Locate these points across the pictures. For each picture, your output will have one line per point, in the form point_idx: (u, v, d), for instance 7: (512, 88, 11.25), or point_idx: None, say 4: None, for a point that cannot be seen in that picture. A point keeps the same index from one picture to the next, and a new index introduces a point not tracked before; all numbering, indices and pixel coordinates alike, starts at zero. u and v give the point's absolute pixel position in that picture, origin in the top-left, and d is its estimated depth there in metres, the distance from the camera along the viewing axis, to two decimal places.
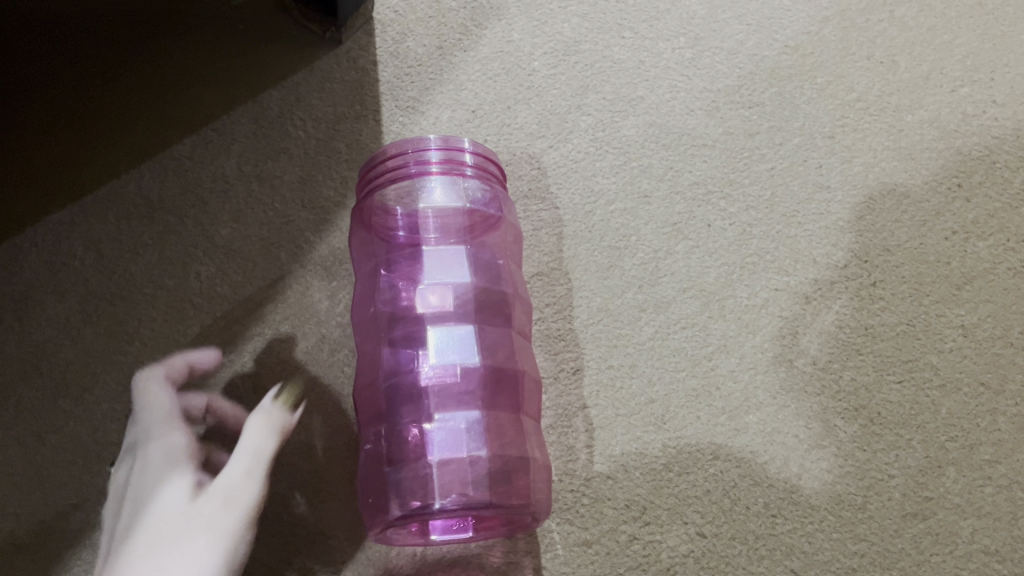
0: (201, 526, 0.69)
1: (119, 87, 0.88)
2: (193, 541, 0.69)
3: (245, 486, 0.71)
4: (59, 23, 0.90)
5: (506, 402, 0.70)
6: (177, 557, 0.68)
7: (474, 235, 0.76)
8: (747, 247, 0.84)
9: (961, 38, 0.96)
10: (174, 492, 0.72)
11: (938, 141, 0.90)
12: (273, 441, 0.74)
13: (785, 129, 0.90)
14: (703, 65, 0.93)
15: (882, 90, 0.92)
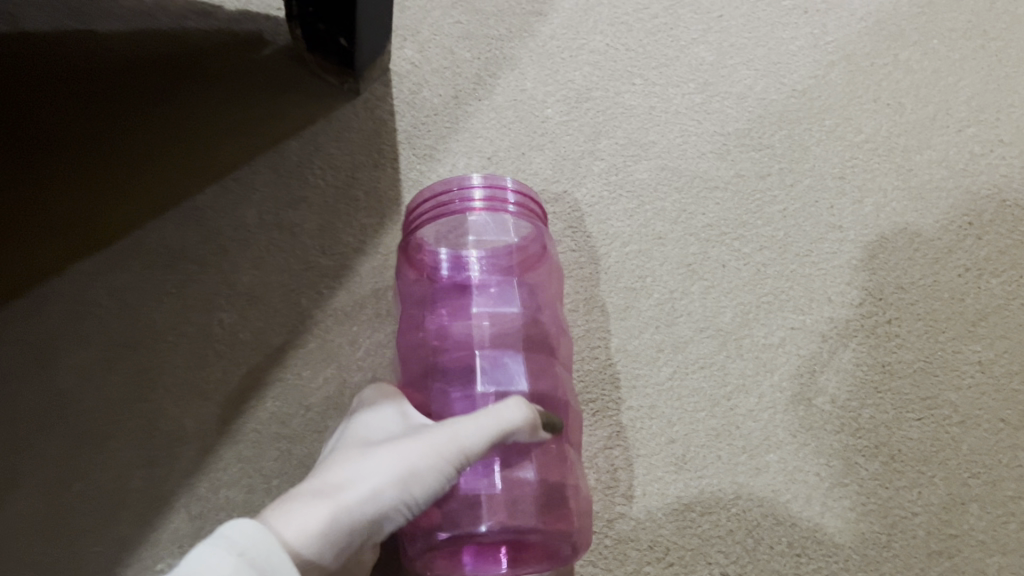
0: (406, 442, 0.58)
1: (142, 139, 0.89)
2: (390, 455, 0.57)
3: (472, 425, 0.59)
4: (82, 78, 0.92)
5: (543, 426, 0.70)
6: (372, 464, 0.57)
7: (512, 271, 0.77)
8: (762, 287, 0.85)
9: (965, 81, 0.97)
10: (391, 411, 0.65)
11: (947, 181, 0.91)
12: (500, 411, 0.60)
13: (795, 171, 0.91)
14: (714, 108, 0.95)
15: (889, 131, 0.94)
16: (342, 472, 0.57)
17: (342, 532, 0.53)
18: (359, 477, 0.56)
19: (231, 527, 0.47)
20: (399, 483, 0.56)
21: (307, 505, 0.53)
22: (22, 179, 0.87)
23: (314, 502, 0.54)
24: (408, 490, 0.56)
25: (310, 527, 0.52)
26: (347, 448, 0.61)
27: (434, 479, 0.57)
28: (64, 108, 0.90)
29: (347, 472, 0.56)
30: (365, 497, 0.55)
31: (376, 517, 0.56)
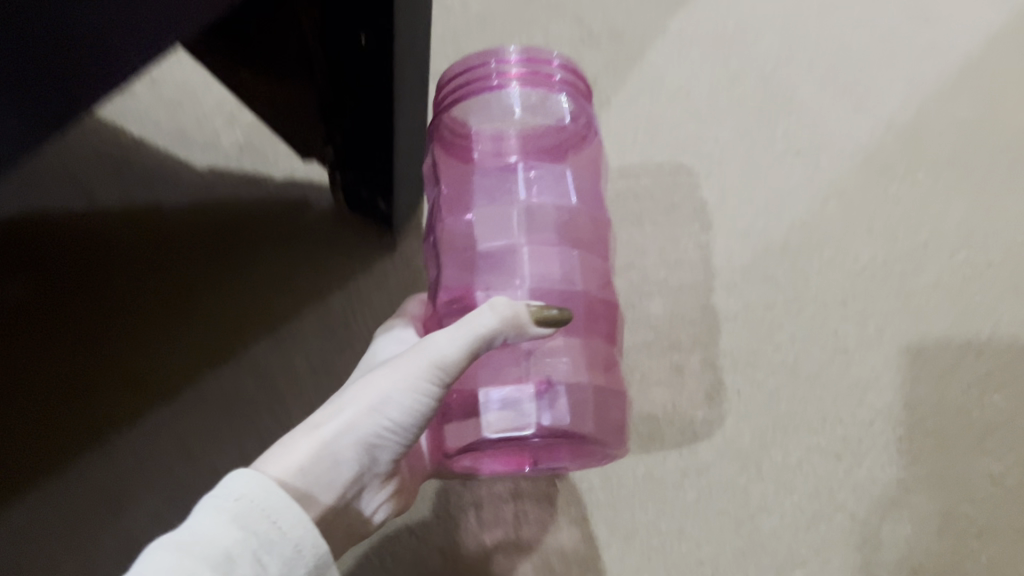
0: (382, 368, 0.61)
1: (187, 300, 0.98)
2: (369, 383, 0.61)
3: (444, 341, 0.59)
4: (146, 237, 1.01)
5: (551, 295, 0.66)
6: (352, 391, 0.62)
7: (552, 150, 0.74)
8: (777, 412, 0.91)
9: (954, 206, 1.03)
10: None
11: (944, 304, 0.97)
12: (474, 321, 0.58)
13: (800, 299, 0.97)
14: (717, 254, 0.99)
15: (885, 259, 0.99)
16: (330, 403, 0.62)
17: (329, 462, 0.60)
18: (339, 411, 0.61)
19: (231, 479, 0.55)
20: (375, 409, 0.60)
21: (295, 437, 0.60)
22: (80, 352, 0.95)
23: (299, 438, 0.60)
24: (386, 416, 0.61)
25: (292, 464, 0.58)
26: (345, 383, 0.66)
27: (412, 404, 0.60)
28: (131, 266, 1.00)
29: (330, 405, 0.62)
30: (344, 424, 0.60)
31: (360, 445, 0.61)
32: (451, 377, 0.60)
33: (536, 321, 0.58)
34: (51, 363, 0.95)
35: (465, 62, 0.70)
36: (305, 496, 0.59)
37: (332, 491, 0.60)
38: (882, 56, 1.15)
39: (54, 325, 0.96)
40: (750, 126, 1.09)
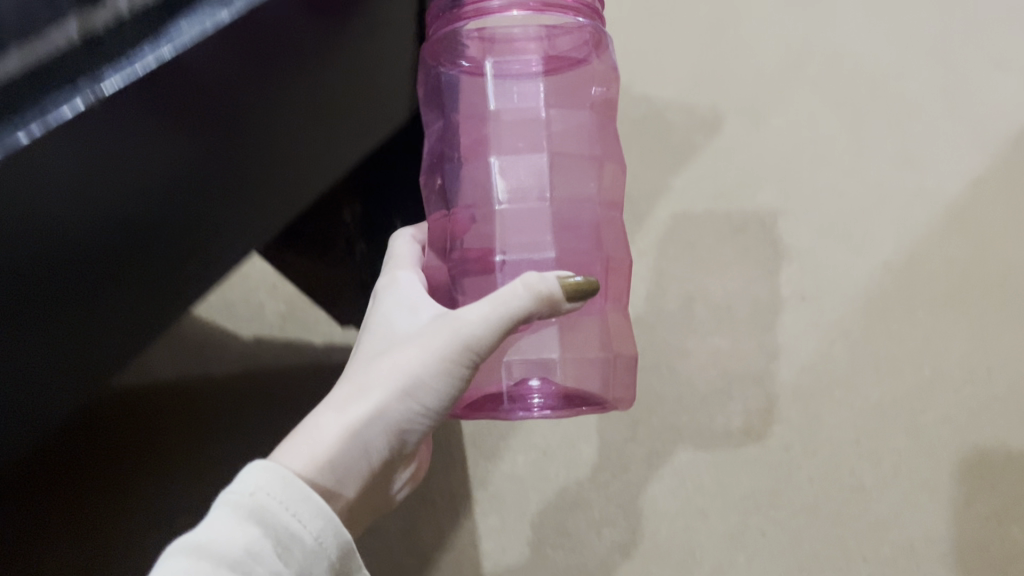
0: (407, 346, 0.54)
1: (240, 453, 1.00)
2: (394, 362, 0.54)
3: (475, 317, 0.52)
4: (184, 401, 1.03)
5: (550, 247, 0.59)
6: (376, 370, 0.54)
7: (568, 72, 0.64)
8: (802, 552, 0.95)
9: (956, 342, 1.04)
10: (405, 294, 0.60)
11: (952, 438, 0.99)
12: (506, 300, 0.51)
13: (815, 439, 0.99)
14: (732, 407, 1.01)
15: (892, 398, 1.01)
16: (351, 382, 0.55)
17: (357, 452, 0.54)
18: (365, 394, 0.54)
19: (249, 471, 0.49)
20: (404, 394, 0.54)
21: (318, 424, 0.53)
22: (128, 524, 0.97)
23: (321, 424, 0.53)
24: (417, 400, 0.54)
25: (318, 455, 0.52)
26: (363, 346, 0.59)
27: (444, 388, 0.54)
28: (171, 430, 1.02)
29: (353, 385, 0.55)
30: (370, 410, 0.53)
31: (389, 431, 0.55)
32: (477, 359, 0.53)
33: (565, 301, 0.52)
34: (125, 541, 0.96)
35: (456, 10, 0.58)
36: (332, 489, 0.53)
37: (360, 480, 0.55)
38: (878, 198, 1.14)
39: (100, 492, 0.98)
40: (752, 270, 1.09)
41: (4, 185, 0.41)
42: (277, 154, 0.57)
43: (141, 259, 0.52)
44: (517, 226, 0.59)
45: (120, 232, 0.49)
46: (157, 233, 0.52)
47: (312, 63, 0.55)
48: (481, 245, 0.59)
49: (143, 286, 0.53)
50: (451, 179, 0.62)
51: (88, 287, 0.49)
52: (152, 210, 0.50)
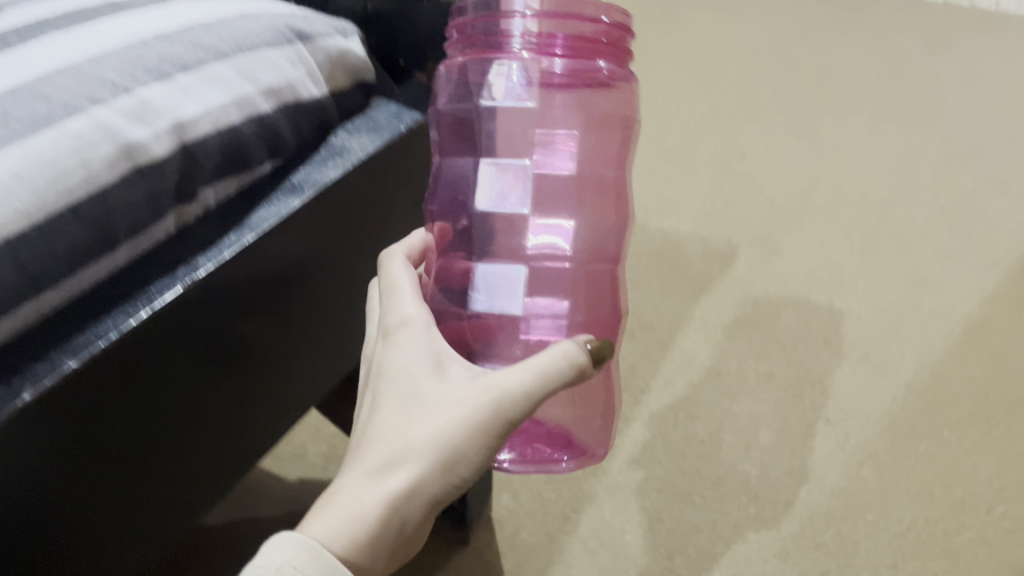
0: (444, 401, 0.43)
1: None
2: (431, 423, 0.42)
3: (514, 385, 0.42)
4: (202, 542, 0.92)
5: (575, 307, 0.52)
6: (402, 438, 0.43)
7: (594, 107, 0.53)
8: None
9: (982, 463, 0.98)
10: (413, 337, 0.46)
11: (991, 559, 0.91)
12: (550, 368, 0.43)
13: (853, 563, 0.90)
14: (766, 535, 0.92)
15: (927, 520, 0.93)
16: (368, 453, 0.43)
17: (389, 532, 0.42)
18: (399, 462, 0.42)
19: (268, 557, 0.39)
20: (444, 464, 0.42)
21: (343, 508, 0.41)
22: None
23: (350, 500, 0.42)
24: (453, 473, 0.43)
25: (350, 537, 0.41)
26: (377, 395, 0.46)
27: (487, 455, 0.43)
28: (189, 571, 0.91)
29: (380, 447, 0.43)
30: (404, 486, 0.42)
31: (421, 511, 0.43)
32: (513, 423, 0.43)
33: (593, 368, 0.45)
34: None
35: (467, 31, 0.50)
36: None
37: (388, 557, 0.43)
38: (896, 324, 1.12)
39: None
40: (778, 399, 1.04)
41: (134, 377, 0.44)
42: (340, 300, 0.61)
43: (238, 414, 0.55)
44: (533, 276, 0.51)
45: (211, 381, 0.51)
46: (246, 380, 0.54)
47: (376, 221, 0.61)
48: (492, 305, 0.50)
49: (231, 453, 0.56)
50: (476, 223, 0.52)
51: (187, 438, 0.50)
52: (240, 358, 0.52)
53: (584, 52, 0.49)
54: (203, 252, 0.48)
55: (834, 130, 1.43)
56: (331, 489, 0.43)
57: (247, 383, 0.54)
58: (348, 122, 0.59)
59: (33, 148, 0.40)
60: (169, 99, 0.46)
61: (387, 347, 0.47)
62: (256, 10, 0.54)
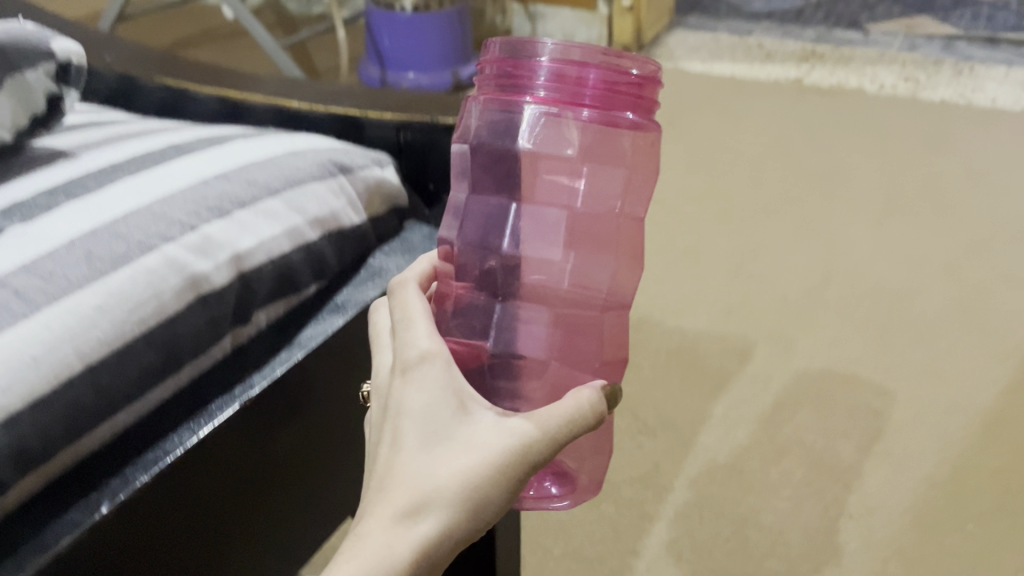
0: (471, 444, 0.40)
1: None
2: (458, 468, 0.39)
3: (540, 432, 0.40)
4: None
5: (592, 353, 0.46)
6: (426, 478, 0.39)
7: (619, 168, 0.47)
8: None
9: (1010, 557, 0.96)
10: (429, 364, 0.42)
11: None
12: (575, 414, 0.40)
13: None
14: None
15: None
16: (390, 498, 0.39)
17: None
18: (426, 509, 0.39)
19: None
20: (472, 510, 0.39)
21: (368, 557, 0.38)
22: None
23: (377, 550, 0.38)
24: (482, 513, 0.40)
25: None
26: (395, 429, 0.41)
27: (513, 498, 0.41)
28: None
29: (402, 491, 0.39)
30: (432, 531, 0.39)
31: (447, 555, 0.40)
32: (536, 467, 0.40)
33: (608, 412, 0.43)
34: None
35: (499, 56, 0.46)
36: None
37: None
38: (913, 419, 1.12)
39: None
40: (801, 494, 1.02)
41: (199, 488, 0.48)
42: None
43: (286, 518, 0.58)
44: (555, 328, 0.45)
45: (258, 488, 0.54)
46: (294, 485, 0.57)
47: None
48: (514, 345, 0.45)
49: (281, 555, 0.58)
50: (501, 256, 0.45)
51: (237, 538, 0.53)
52: (280, 456, 0.54)
53: (616, 106, 0.44)
54: (256, 370, 0.52)
55: (844, 230, 1.47)
56: (351, 538, 0.39)
57: (287, 482, 0.56)
58: (384, 245, 0.64)
59: (112, 284, 0.45)
60: (228, 233, 0.51)
61: (405, 378, 0.42)
62: (303, 147, 0.60)
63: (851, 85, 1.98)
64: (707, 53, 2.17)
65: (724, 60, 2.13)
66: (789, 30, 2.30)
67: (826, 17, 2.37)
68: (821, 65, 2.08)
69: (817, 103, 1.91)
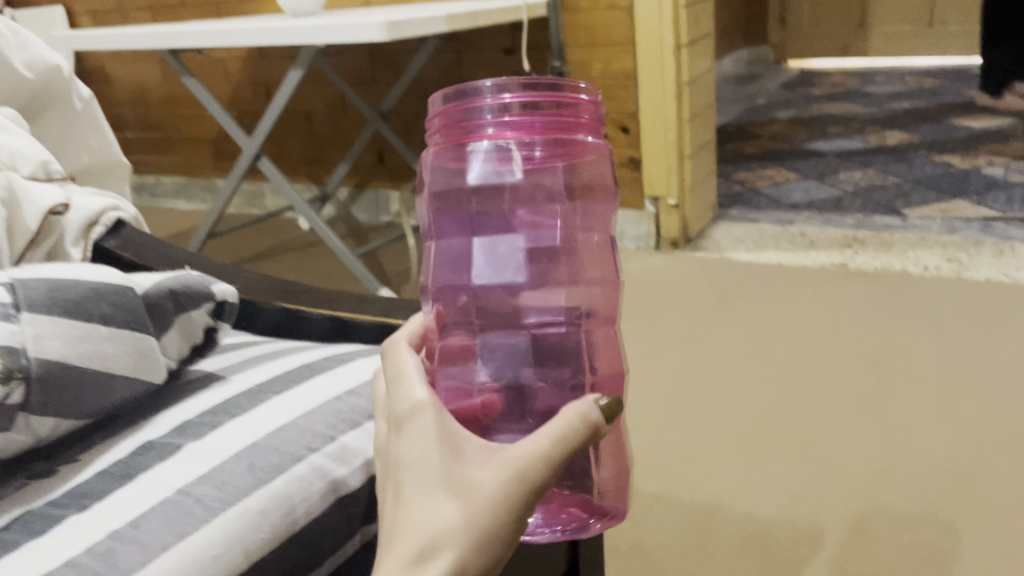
0: (470, 483, 0.44)
1: None
2: (460, 507, 0.44)
3: (535, 453, 0.44)
4: None
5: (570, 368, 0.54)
6: (431, 522, 0.44)
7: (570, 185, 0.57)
8: None
9: None
10: (420, 419, 0.47)
11: None
12: (566, 429, 0.45)
13: None
14: None
15: None
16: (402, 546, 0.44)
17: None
18: (437, 549, 0.43)
19: None
20: (480, 545, 0.43)
21: None
22: None
23: None
24: (492, 548, 0.44)
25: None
26: (399, 484, 0.46)
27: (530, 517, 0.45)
28: None
29: (414, 537, 0.44)
30: (444, 571, 0.43)
31: None
32: (537, 490, 0.44)
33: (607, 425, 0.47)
34: None
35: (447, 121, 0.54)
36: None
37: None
38: None
39: None
40: None
41: None
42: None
43: None
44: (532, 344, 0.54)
45: None
46: None
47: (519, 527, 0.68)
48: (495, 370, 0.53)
49: None
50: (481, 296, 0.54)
51: None
52: None
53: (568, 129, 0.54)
54: None
55: (904, 409, 1.51)
56: None
57: None
58: None
59: (271, 490, 0.53)
60: (361, 442, 0.59)
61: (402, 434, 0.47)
62: None
63: (895, 269, 2.07)
64: (752, 243, 2.29)
65: (770, 249, 2.25)
66: (829, 218, 2.42)
67: (863, 205, 2.50)
68: (864, 251, 2.18)
69: (863, 287, 1.99)
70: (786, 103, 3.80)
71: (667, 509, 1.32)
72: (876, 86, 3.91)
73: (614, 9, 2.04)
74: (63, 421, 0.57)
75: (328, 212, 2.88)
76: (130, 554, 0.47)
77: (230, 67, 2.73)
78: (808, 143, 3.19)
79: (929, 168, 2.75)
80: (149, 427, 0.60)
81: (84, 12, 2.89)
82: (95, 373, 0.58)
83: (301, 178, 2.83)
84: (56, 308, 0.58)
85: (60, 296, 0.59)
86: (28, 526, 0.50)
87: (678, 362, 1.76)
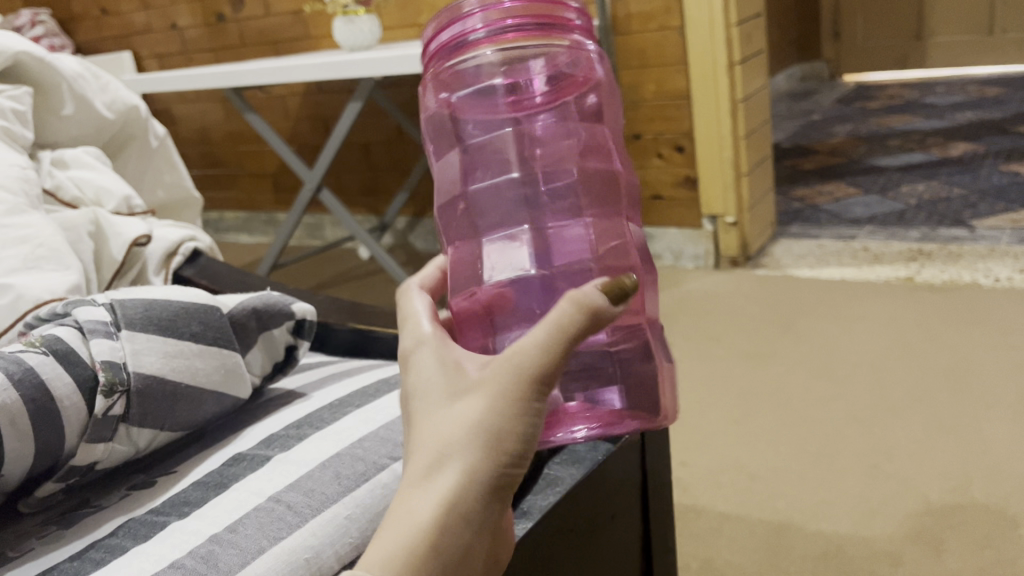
0: (472, 399, 0.48)
1: None
2: (467, 415, 0.48)
3: (535, 345, 0.47)
4: None
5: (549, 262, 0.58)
6: (434, 429, 0.49)
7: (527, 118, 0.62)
8: None
9: None
10: (428, 356, 0.52)
11: None
12: (569, 322, 0.46)
13: None
14: None
15: None
16: (413, 461, 0.49)
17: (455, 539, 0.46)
18: (445, 461, 0.47)
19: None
20: (488, 447, 0.47)
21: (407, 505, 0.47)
22: None
23: (413, 504, 0.47)
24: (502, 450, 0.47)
25: (406, 559, 0.45)
26: (410, 408, 0.51)
27: (529, 431, 0.48)
28: None
29: (425, 448, 0.48)
30: (453, 477, 0.47)
31: (483, 499, 0.48)
32: (540, 390, 0.47)
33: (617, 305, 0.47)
34: None
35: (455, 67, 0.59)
36: None
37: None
38: None
39: None
40: None
41: None
42: None
43: None
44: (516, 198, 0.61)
45: None
46: None
47: (582, 540, 0.67)
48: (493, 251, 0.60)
49: None
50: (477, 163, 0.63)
51: None
52: None
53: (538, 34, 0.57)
54: None
55: (978, 425, 1.47)
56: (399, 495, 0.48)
57: None
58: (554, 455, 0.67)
59: (357, 496, 0.55)
60: None
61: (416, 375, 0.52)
62: None
63: (964, 281, 2.02)
64: (814, 260, 2.26)
65: (832, 265, 2.22)
66: (892, 232, 2.38)
67: (928, 217, 2.45)
68: (930, 264, 2.14)
69: (931, 301, 1.95)
70: (843, 118, 3.75)
71: (737, 528, 1.31)
72: (936, 97, 3.84)
73: (665, 30, 2.05)
74: (157, 430, 0.65)
75: (387, 241, 2.93)
76: (229, 557, 0.50)
77: (290, 103, 2.82)
78: (868, 157, 3.15)
79: (996, 178, 2.68)
80: (234, 440, 0.66)
81: (151, 56, 3.01)
82: (186, 385, 0.65)
83: (360, 209, 2.89)
84: (150, 326, 0.65)
85: (154, 314, 0.66)
86: (135, 532, 0.55)
87: (742, 379, 1.74)
